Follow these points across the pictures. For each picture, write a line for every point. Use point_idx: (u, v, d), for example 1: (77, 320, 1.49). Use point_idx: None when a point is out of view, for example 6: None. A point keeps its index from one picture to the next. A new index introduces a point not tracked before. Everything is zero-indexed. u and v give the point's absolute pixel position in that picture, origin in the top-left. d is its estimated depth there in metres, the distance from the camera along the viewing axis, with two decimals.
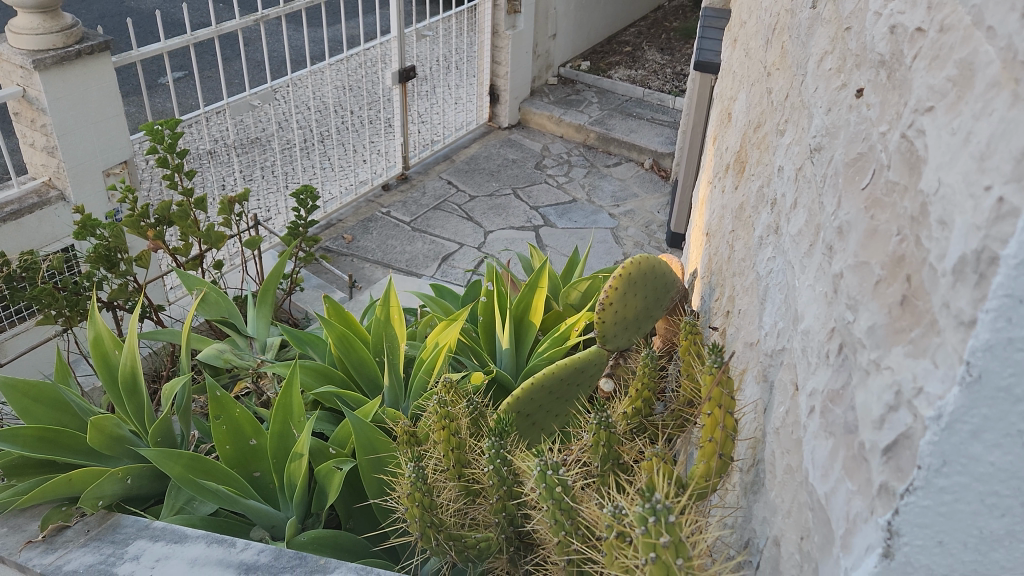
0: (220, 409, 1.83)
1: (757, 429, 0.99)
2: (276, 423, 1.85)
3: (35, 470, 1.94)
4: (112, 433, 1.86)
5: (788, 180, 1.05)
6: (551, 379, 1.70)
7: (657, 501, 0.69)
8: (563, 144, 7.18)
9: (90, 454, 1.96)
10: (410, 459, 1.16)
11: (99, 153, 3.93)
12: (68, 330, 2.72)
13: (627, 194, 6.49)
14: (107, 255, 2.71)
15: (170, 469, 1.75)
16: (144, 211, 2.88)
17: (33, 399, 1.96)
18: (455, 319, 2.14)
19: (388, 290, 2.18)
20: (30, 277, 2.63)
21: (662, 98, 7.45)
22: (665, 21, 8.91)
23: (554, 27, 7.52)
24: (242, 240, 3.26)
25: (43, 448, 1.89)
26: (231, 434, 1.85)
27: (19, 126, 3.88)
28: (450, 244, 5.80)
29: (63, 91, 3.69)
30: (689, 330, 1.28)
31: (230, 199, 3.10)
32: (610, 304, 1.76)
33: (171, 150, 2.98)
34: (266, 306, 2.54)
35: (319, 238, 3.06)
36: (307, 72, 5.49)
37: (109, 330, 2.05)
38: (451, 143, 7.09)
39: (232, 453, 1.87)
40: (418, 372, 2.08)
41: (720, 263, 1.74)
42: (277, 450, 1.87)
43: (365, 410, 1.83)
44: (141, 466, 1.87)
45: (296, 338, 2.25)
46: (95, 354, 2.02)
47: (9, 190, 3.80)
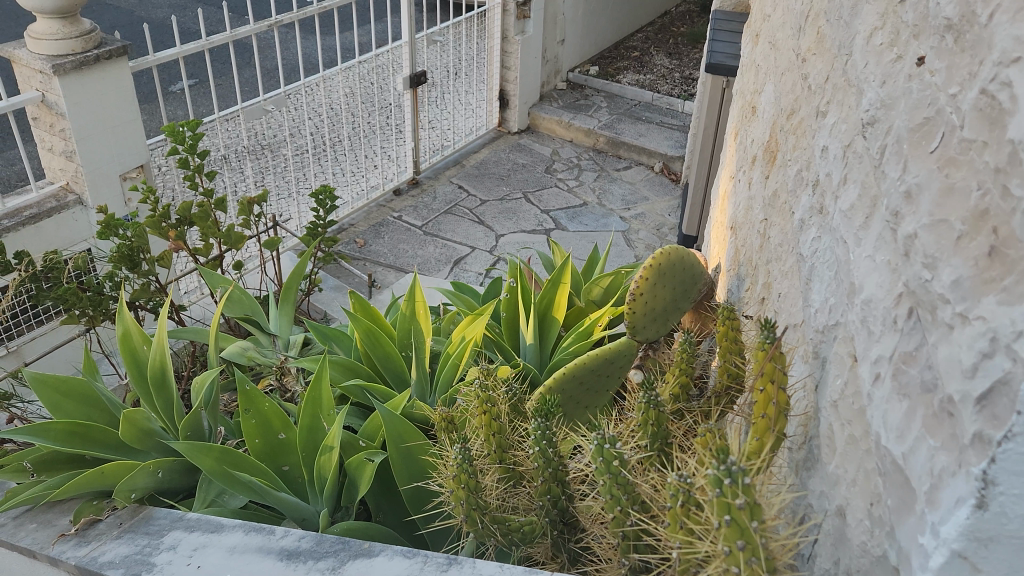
0: (248, 402, 1.83)
1: (808, 407, 0.98)
2: (304, 416, 1.86)
3: (64, 466, 1.96)
4: (144, 428, 1.87)
5: (835, 158, 1.05)
6: (581, 370, 1.72)
7: (731, 464, 0.72)
8: (572, 149, 7.19)
9: (120, 449, 1.97)
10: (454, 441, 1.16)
11: (116, 157, 3.95)
12: (90, 331, 2.74)
13: (637, 197, 6.50)
14: (130, 255, 2.72)
15: (201, 462, 1.76)
16: (166, 212, 2.90)
17: (63, 394, 1.98)
18: (481, 313, 2.14)
19: (413, 286, 2.19)
20: (54, 276, 2.65)
21: (670, 102, 7.46)
22: (672, 27, 8.94)
23: (563, 33, 7.55)
24: (261, 241, 3.27)
25: (73, 443, 1.90)
26: (259, 428, 1.85)
27: (37, 130, 3.90)
28: (461, 248, 5.81)
29: (82, 95, 3.71)
30: (726, 315, 1.29)
31: (249, 200, 3.11)
32: (641, 294, 1.75)
33: (192, 151, 2.99)
34: (288, 304, 2.54)
35: (338, 238, 3.07)
36: (319, 77, 5.51)
37: (138, 325, 2.05)
38: (460, 148, 7.11)
39: (261, 447, 1.87)
40: (444, 367, 2.08)
41: (750, 254, 1.74)
42: (306, 443, 1.88)
43: (395, 403, 1.84)
44: (171, 459, 1.87)
45: (321, 333, 2.25)
46: (124, 350, 2.03)
47: (27, 194, 3.82)
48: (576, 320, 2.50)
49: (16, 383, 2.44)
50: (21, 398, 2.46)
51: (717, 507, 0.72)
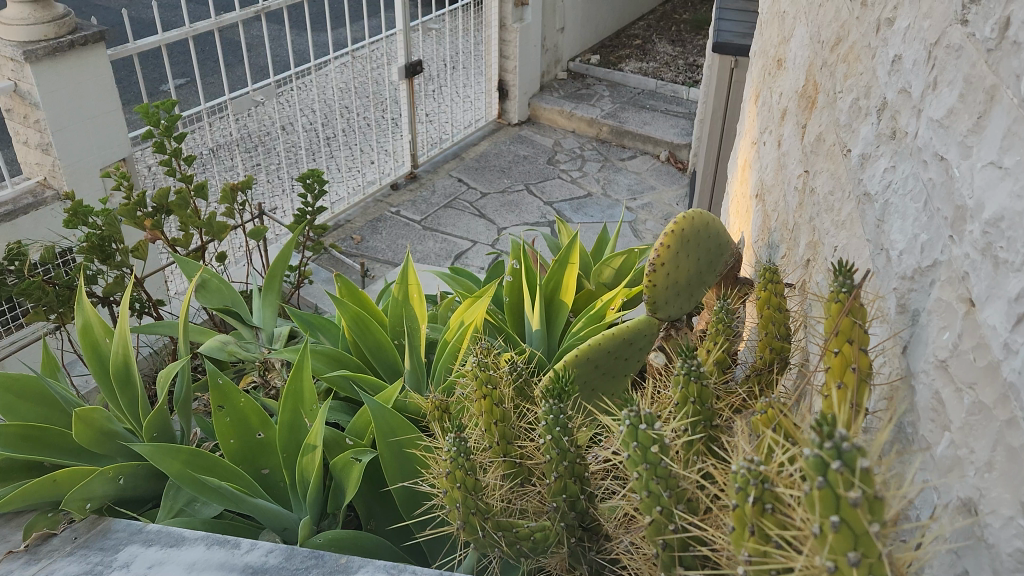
0: (222, 398, 1.67)
1: (897, 373, 0.78)
2: (285, 413, 1.66)
3: (18, 475, 1.76)
4: (104, 429, 1.65)
5: (913, 64, 0.85)
6: (596, 351, 1.51)
7: (840, 437, 0.59)
8: (575, 140, 7.00)
9: (80, 455, 1.79)
10: (447, 428, 0.96)
11: (96, 150, 3.82)
12: (61, 328, 2.57)
13: (643, 187, 6.31)
14: (101, 245, 2.54)
15: (168, 466, 1.57)
16: (142, 199, 2.72)
17: (17, 395, 1.79)
18: (481, 295, 1.93)
19: (406, 267, 1.99)
20: (18, 269, 2.47)
21: (675, 89, 7.26)
22: (674, 14, 8.74)
23: (562, 21, 7.35)
24: (247, 231, 3.07)
25: (26, 449, 1.72)
26: (235, 426, 1.68)
27: (11, 123, 3.77)
28: (463, 242, 5.62)
29: (56, 84, 3.58)
30: (768, 280, 1.16)
31: (232, 185, 2.92)
32: (662, 265, 1.54)
33: (168, 133, 2.79)
34: (272, 294, 2.33)
35: (328, 225, 2.87)
36: (312, 68, 5.31)
37: (100, 316, 1.86)
38: (459, 141, 6.92)
39: (236, 448, 1.69)
40: (442, 356, 1.89)
41: (784, 217, 1.55)
42: (286, 443, 1.67)
43: (386, 396, 1.63)
44: (135, 464, 1.65)
45: (306, 322, 2.04)
46: (84, 344, 1.84)
47: (2, 191, 3.67)
48: (586, 305, 2.29)
49: None
50: None
51: (819, 504, 0.59)
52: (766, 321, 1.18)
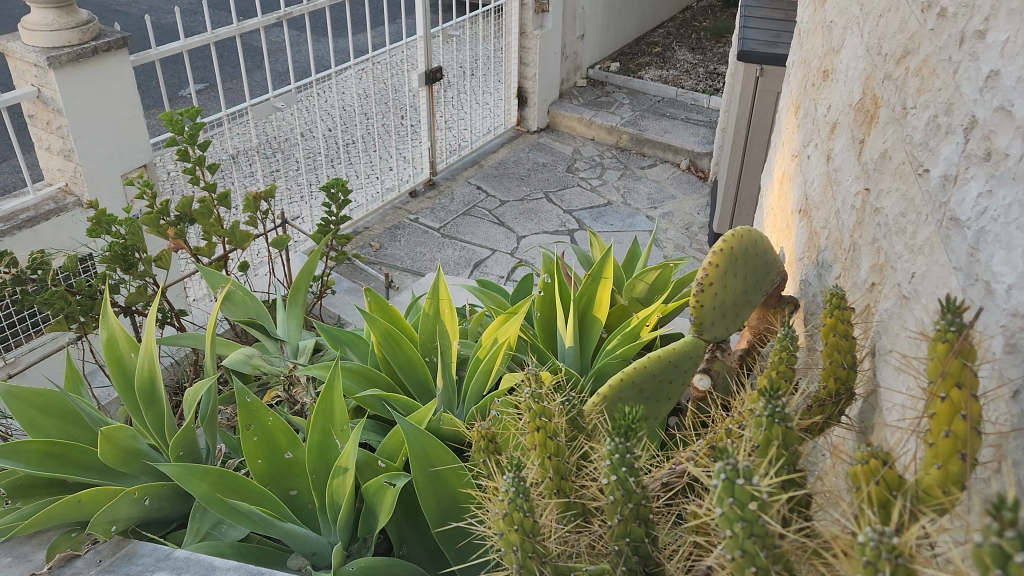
0: (249, 417, 1.63)
1: (1008, 419, 0.77)
2: (314, 434, 1.60)
3: (42, 491, 1.76)
4: (129, 447, 1.60)
5: (1015, 82, 0.79)
6: (642, 375, 1.45)
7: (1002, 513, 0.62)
8: (594, 147, 6.94)
9: (104, 473, 1.75)
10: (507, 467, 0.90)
11: (117, 157, 3.86)
12: (83, 338, 2.54)
13: (664, 195, 6.25)
14: (124, 254, 2.51)
15: (195, 487, 1.53)
16: (164, 208, 2.68)
17: (41, 411, 1.76)
18: (515, 312, 1.88)
19: (437, 281, 1.93)
20: (40, 278, 2.44)
21: (695, 97, 7.20)
22: (693, 22, 8.69)
23: (582, 28, 7.31)
24: (269, 240, 3.03)
25: (50, 466, 1.69)
26: (263, 446, 1.64)
27: (34, 129, 3.83)
28: (482, 250, 5.57)
29: (79, 90, 3.61)
30: (834, 307, 1.11)
31: (256, 194, 2.88)
32: (709, 284, 1.48)
33: (192, 141, 2.75)
34: (298, 306, 2.29)
35: (351, 235, 2.83)
36: (333, 75, 5.29)
37: (125, 330, 1.82)
38: (478, 148, 6.88)
39: (265, 468, 1.65)
40: (474, 374, 1.83)
41: (838, 235, 1.49)
42: (316, 464, 1.62)
43: (419, 417, 1.58)
44: (161, 484, 1.60)
45: (334, 337, 1.99)
46: (109, 359, 1.79)
47: (24, 198, 3.77)
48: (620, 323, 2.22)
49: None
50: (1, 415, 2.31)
51: None
52: (831, 349, 1.12)
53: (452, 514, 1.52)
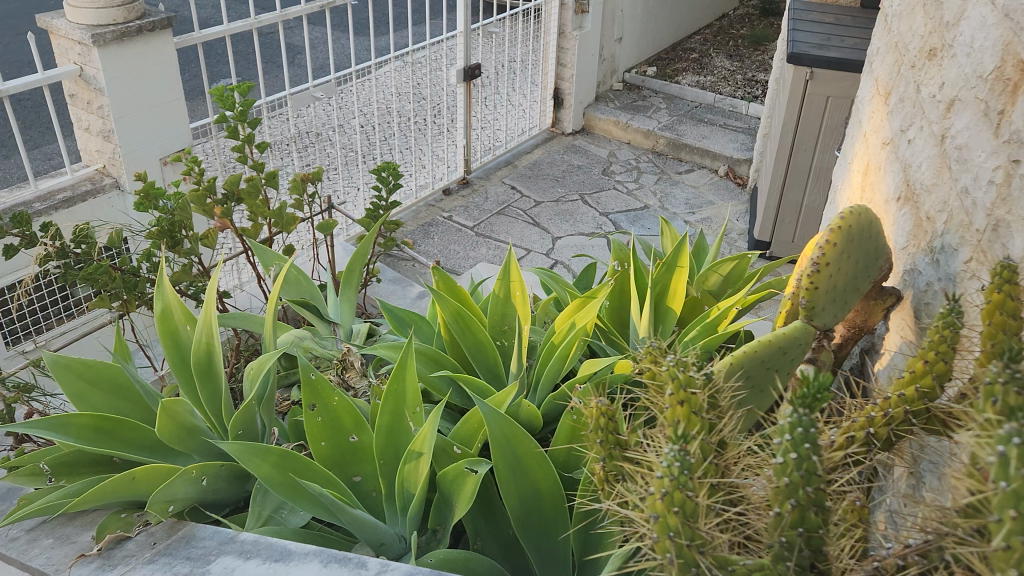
0: (314, 396, 1.53)
1: None
2: (384, 416, 1.50)
3: (87, 470, 1.70)
4: (187, 425, 1.50)
5: None
6: (752, 361, 1.33)
7: None
8: (630, 151, 6.83)
9: (155, 451, 1.66)
10: (671, 441, 0.84)
11: (156, 140, 3.84)
12: (125, 317, 2.44)
13: (702, 201, 6.13)
14: (170, 230, 2.41)
15: (257, 469, 1.44)
16: (211, 185, 2.59)
17: (90, 383, 1.66)
18: (592, 297, 1.76)
19: (509, 262, 1.82)
20: (84, 252, 2.34)
21: (733, 104, 7.09)
22: (731, 29, 8.59)
23: (620, 30, 7.22)
24: (315, 225, 2.93)
25: (100, 442, 1.60)
26: (328, 427, 1.54)
27: (74, 109, 3.80)
28: (517, 250, 5.47)
29: (122, 69, 3.60)
30: (1006, 282, 1.03)
31: (303, 176, 2.79)
32: (826, 265, 1.38)
33: (242, 118, 2.65)
34: (352, 287, 2.19)
35: (400, 221, 2.74)
36: (372, 67, 5.23)
37: (181, 301, 1.72)
38: (512, 148, 6.79)
39: (328, 452, 1.55)
40: (547, 360, 1.73)
41: (964, 216, 1.37)
42: (385, 449, 1.51)
43: (498, 400, 1.48)
44: (219, 464, 1.49)
45: (397, 317, 1.88)
46: (164, 332, 1.70)
47: (62, 177, 3.78)
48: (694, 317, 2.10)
49: (36, 371, 2.20)
50: (40, 391, 2.23)
51: None
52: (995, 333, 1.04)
53: (534, 507, 1.43)
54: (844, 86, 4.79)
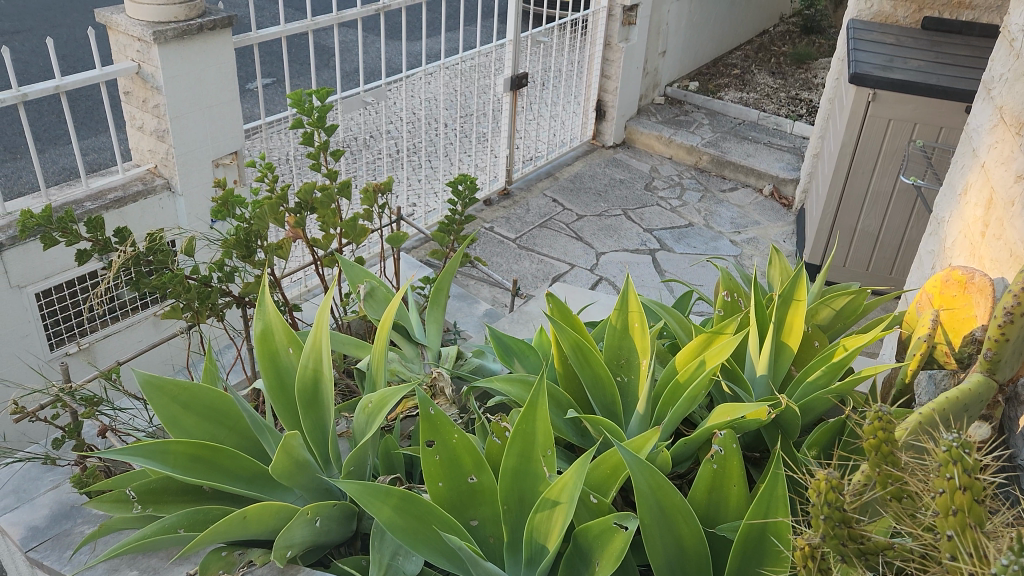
0: (432, 432, 1.42)
1: None
2: (511, 458, 1.39)
3: (174, 499, 1.59)
4: (299, 460, 1.39)
5: None
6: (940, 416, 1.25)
7: None
8: (672, 166, 6.73)
9: (252, 482, 1.55)
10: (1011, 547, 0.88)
11: (210, 141, 3.77)
12: (195, 329, 2.37)
13: (747, 221, 6.02)
14: (247, 241, 2.33)
15: (377, 512, 1.33)
16: (285, 193, 2.48)
17: (184, 407, 1.55)
18: (717, 331, 1.64)
19: (627, 290, 1.71)
20: (158, 261, 2.26)
21: (778, 122, 6.97)
22: (772, 46, 8.49)
23: (665, 44, 7.12)
24: (385, 236, 2.83)
25: (198, 472, 1.49)
26: (446, 466, 1.43)
27: (128, 107, 3.71)
28: (560, 265, 5.37)
29: (181, 68, 3.52)
30: None
31: (376, 186, 2.70)
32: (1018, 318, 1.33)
33: (320, 125, 2.56)
34: (439, 308, 2.08)
35: (476, 238, 2.63)
36: (421, 73, 5.16)
37: (282, 321, 1.61)
38: (553, 160, 6.70)
39: (445, 493, 1.43)
40: (672, 399, 1.61)
41: None
42: (510, 494, 1.40)
43: (638, 445, 1.37)
44: (332, 504, 1.38)
45: (504, 345, 1.76)
46: (263, 355, 1.59)
47: (114, 176, 3.71)
48: (810, 357, 1.97)
49: (106, 384, 2.10)
50: (109, 405, 2.12)
51: None
52: None
53: (676, 566, 1.32)
54: (908, 109, 4.65)
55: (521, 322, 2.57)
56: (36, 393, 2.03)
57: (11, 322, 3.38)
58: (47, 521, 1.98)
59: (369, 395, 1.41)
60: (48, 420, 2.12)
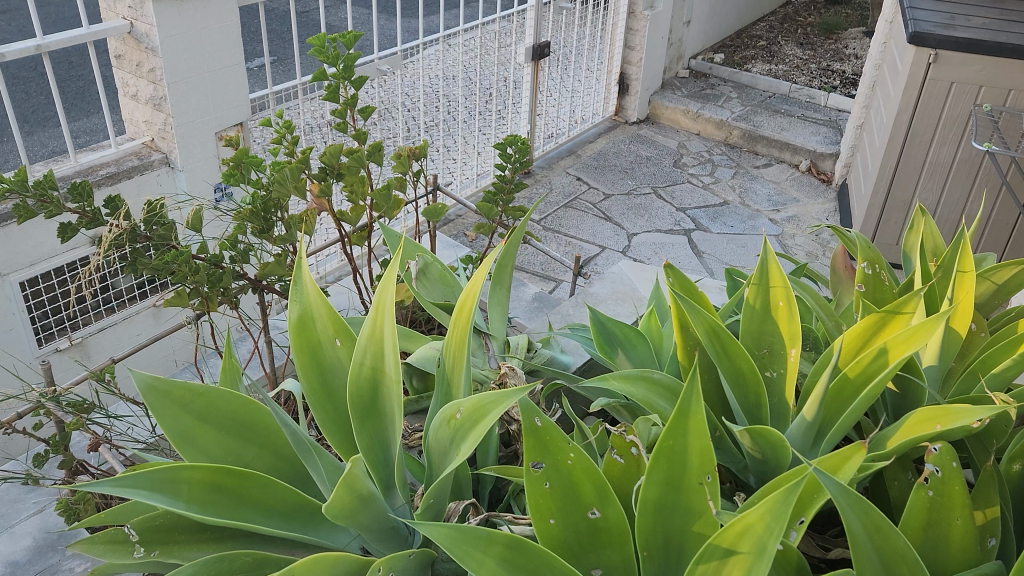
0: (540, 453, 1.04)
1: None
2: (654, 487, 1.01)
3: (189, 539, 1.20)
4: (362, 496, 1.00)
5: None
6: None
7: None
8: (701, 142, 6.33)
9: (291, 520, 1.16)
10: None
11: (214, 111, 3.37)
12: (204, 317, 1.98)
13: (785, 198, 5.63)
14: (264, 213, 1.94)
15: (478, 567, 0.95)
16: (307, 156, 2.08)
17: (200, 419, 1.17)
18: (893, 312, 1.25)
19: (768, 259, 1.32)
20: (158, 236, 1.87)
21: (811, 94, 6.56)
22: (797, 17, 8.06)
23: (690, 13, 6.70)
24: (421, 209, 2.44)
25: (221, 510, 1.11)
26: (560, 498, 1.05)
27: (120, 73, 3.31)
28: (590, 247, 5.00)
29: (178, 26, 3.11)
30: None
31: (410, 150, 2.31)
32: None
33: (347, 77, 2.16)
34: (505, 287, 1.69)
35: (529, 210, 2.25)
36: (439, 40, 4.76)
37: (325, 304, 1.22)
38: (574, 137, 6.30)
39: (558, 534, 1.05)
40: (838, 402, 1.22)
41: None
42: (652, 535, 1.02)
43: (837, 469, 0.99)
44: (411, 553, 1.00)
45: (605, 333, 1.38)
46: (302, 349, 1.20)
47: (107, 151, 3.32)
48: (973, 348, 1.57)
49: (99, 387, 1.70)
50: (103, 411, 1.73)
51: None
52: None
53: None
54: (973, 71, 4.24)
55: (588, 303, 2.16)
56: (11, 399, 1.63)
57: None
58: (29, 555, 1.60)
59: (457, 402, 1.02)
60: (29, 431, 1.73)
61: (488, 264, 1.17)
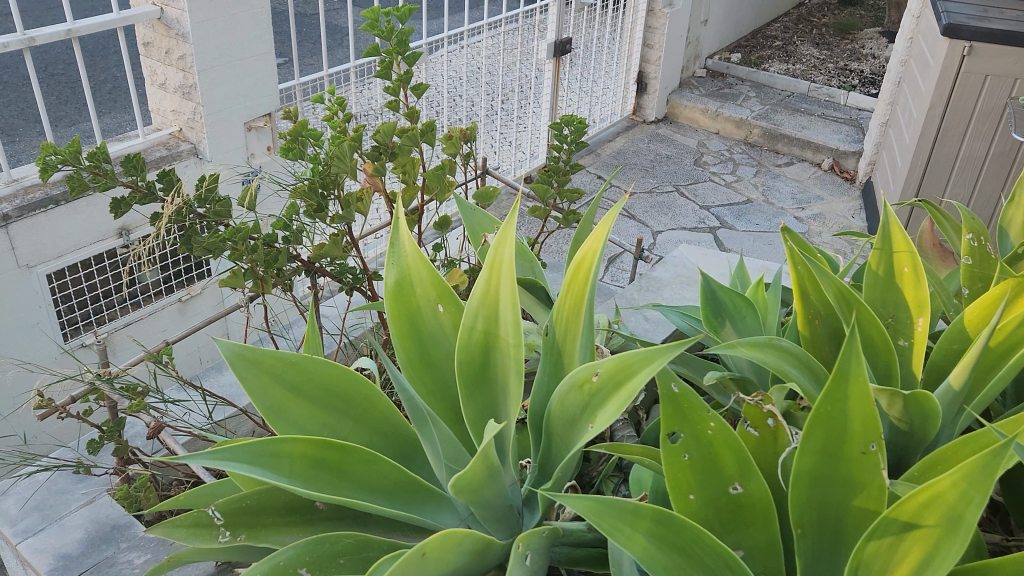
0: (678, 421, 0.95)
1: None
2: (809, 455, 0.92)
3: (279, 521, 1.10)
4: (491, 467, 0.92)
5: None
6: None
7: None
8: (720, 141, 6.27)
9: (394, 499, 1.07)
10: None
11: (244, 100, 3.29)
12: (257, 300, 1.89)
13: (809, 196, 5.56)
14: (320, 190, 1.85)
15: (628, 544, 0.86)
16: (360, 133, 1.98)
17: (293, 391, 1.08)
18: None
19: (891, 221, 1.23)
20: (211, 214, 1.78)
21: (830, 93, 6.51)
22: (811, 17, 8.03)
23: (707, 12, 6.66)
24: (471, 192, 2.35)
25: (322, 487, 1.02)
26: (700, 470, 0.96)
27: (149, 61, 3.23)
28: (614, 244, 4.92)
29: (209, 12, 3.03)
30: None
31: (463, 130, 2.22)
32: None
33: (401, 52, 2.08)
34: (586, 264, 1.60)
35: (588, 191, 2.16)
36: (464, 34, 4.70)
37: (425, 266, 1.11)
38: (593, 136, 6.24)
39: (698, 508, 0.97)
40: (978, 371, 1.14)
41: None
42: (805, 508, 0.93)
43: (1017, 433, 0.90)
44: (546, 529, 0.91)
45: (711, 303, 1.29)
46: (401, 316, 1.11)
47: (134, 141, 3.23)
48: None
49: (156, 369, 1.61)
50: (158, 395, 1.63)
51: None
52: None
53: None
54: (1007, 64, 4.15)
55: (652, 287, 2.06)
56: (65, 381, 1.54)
57: (19, 308, 2.91)
58: (82, 547, 1.50)
59: (595, 363, 0.93)
60: (80, 416, 1.63)
61: (609, 219, 1.07)
